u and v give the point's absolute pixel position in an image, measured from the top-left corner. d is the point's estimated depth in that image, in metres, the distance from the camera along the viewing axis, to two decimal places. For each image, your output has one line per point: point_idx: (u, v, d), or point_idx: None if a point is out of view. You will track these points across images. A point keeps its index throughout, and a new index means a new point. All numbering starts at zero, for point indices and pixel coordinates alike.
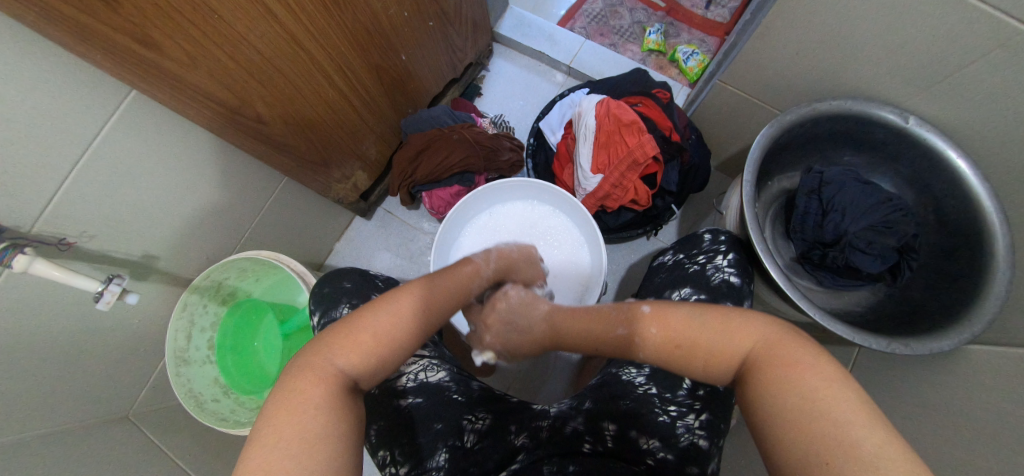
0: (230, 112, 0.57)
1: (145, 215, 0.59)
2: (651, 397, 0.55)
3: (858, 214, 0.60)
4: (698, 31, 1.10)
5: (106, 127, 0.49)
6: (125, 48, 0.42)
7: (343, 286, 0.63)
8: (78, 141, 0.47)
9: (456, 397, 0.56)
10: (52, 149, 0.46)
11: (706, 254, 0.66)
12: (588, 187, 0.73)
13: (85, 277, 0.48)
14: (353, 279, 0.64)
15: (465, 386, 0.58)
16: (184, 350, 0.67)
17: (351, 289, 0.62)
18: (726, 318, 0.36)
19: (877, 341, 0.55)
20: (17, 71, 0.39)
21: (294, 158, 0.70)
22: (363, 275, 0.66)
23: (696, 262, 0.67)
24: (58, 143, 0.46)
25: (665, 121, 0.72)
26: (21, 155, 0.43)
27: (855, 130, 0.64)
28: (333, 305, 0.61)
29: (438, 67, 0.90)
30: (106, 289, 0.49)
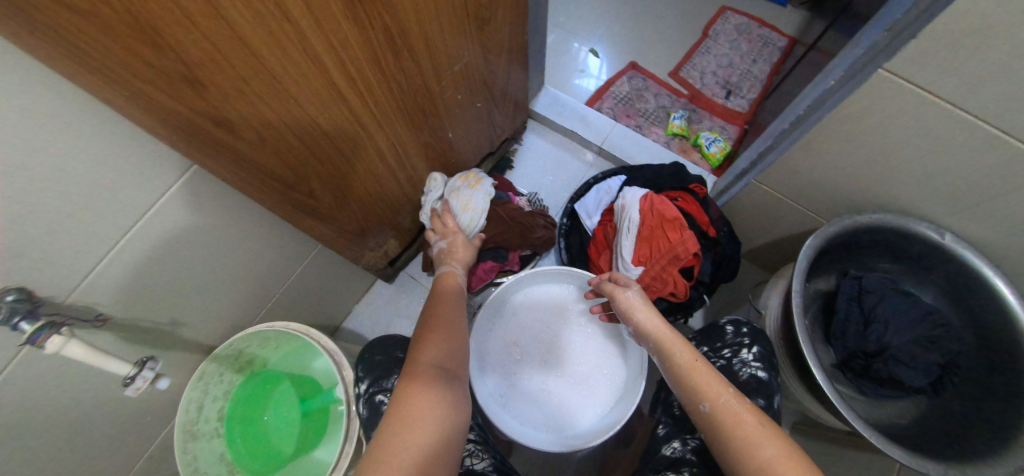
0: (286, 187, 0.57)
1: (183, 282, 0.57)
2: None
3: (901, 328, 0.60)
4: (719, 119, 1.17)
5: (161, 199, 0.48)
6: (200, 128, 0.42)
7: (398, 357, 0.68)
8: (138, 212, 0.47)
9: None
10: (110, 220, 0.44)
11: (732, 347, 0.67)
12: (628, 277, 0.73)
13: (120, 360, 0.45)
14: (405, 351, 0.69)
15: None
16: (195, 423, 0.63)
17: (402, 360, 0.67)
18: (799, 461, 0.38)
19: (935, 467, 0.53)
20: (98, 151, 0.39)
21: (335, 229, 0.69)
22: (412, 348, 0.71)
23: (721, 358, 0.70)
24: (119, 215, 0.45)
25: (703, 217, 0.76)
26: (78, 228, 0.42)
27: (891, 240, 0.66)
28: (383, 376, 0.66)
29: (478, 141, 0.93)
30: (138, 375, 0.46)
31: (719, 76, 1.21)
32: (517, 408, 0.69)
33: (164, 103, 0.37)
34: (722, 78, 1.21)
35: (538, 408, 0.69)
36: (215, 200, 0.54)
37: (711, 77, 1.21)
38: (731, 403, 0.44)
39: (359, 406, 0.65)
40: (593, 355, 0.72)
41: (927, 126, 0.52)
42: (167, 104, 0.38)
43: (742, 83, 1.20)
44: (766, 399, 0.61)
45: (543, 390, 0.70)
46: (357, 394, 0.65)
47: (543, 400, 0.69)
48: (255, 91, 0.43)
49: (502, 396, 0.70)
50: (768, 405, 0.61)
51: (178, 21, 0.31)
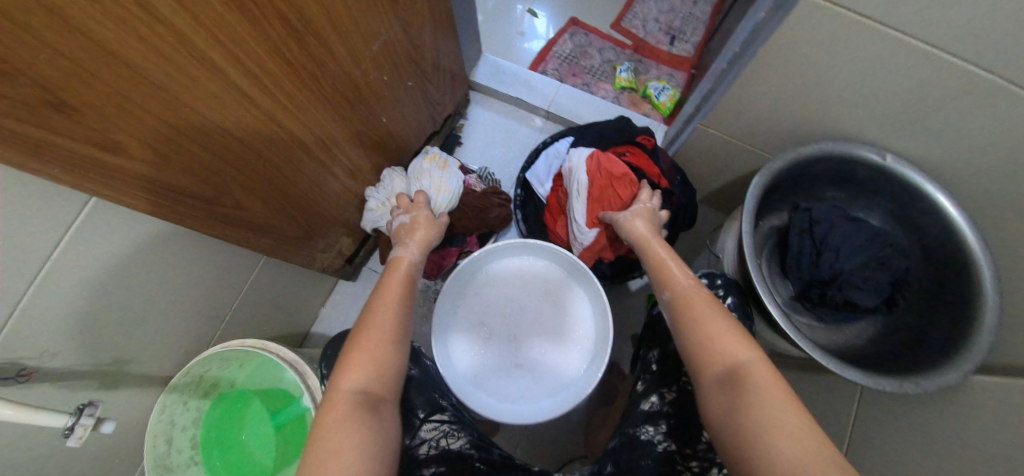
0: (209, 203, 0.53)
1: (117, 317, 0.54)
2: (673, 455, 0.55)
3: (851, 252, 0.61)
4: (666, 67, 1.14)
5: (65, 237, 0.44)
6: (92, 159, 0.38)
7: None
8: (38, 257, 0.42)
9: (478, 466, 0.54)
10: (9, 271, 0.40)
11: None
12: (585, 241, 0.73)
13: (53, 413, 0.41)
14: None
15: (487, 453, 0.56)
16: (166, 456, 0.62)
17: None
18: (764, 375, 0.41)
19: (889, 382, 0.55)
20: None
21: (277, 236, 0.66)
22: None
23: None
24: (16, 265, 0.40)
25: (653, 169, 0.74)
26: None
27: (836, 168, 0.66)
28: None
29: (418, 123, 0.89)
30: (77, 423, 0.44)
31: (662, 22, 1.18)
32: (493, 388, 0.69)
33: (55, 142, 0.34)
34: (664, 24, 1.17)
35: (514, 383, 0.69)
36: (131, 229, 0.50)
37: (654, 23, 1.18)
38: (691, 291, 0.50)
39: None
40: (561, 322, 0.71)
41: (858, 47, 0.51)
42: (50, 143, 0.34)
43: (686, 26, 1.17)
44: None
45: (515, 365, 0.70)
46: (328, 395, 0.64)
47: (518, 374, 0.70)
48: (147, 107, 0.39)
49: (476, 379, 0.69)
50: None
51: (32, 47, 0.28)
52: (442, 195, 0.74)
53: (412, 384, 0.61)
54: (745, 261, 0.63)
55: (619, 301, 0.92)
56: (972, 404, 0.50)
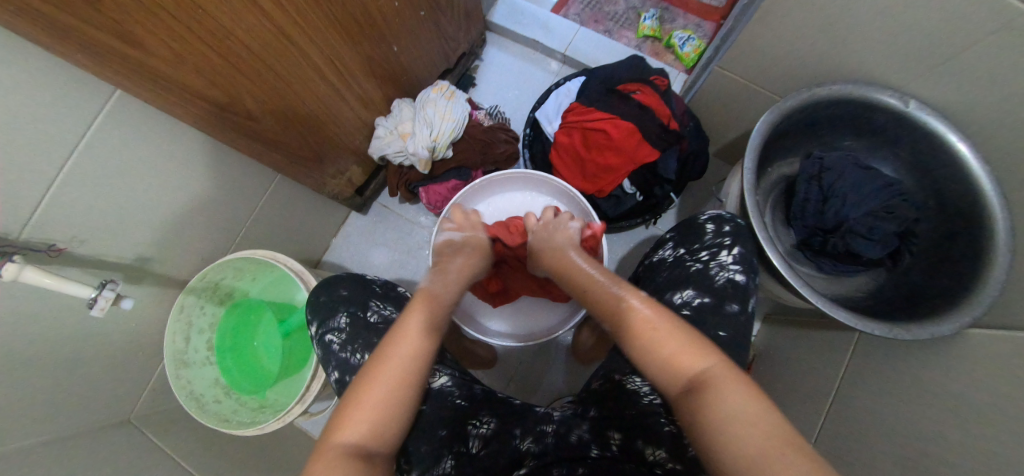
0: (220, 109, 0.55)
1: (141, 218, 0.57)
2: (657, 405, 0.51)
3: (860, 200, 0.59)
4: (693, 16, 1.11)
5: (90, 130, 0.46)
6: (120, 52, 0.40)
7: (341, 294, 0.69)
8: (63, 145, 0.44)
9: (460, 401, 0.54)
10: (41, 154, 0.43)
11: (709, 250, 0.57)
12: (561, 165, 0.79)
13: (78, 283, 0.45)
14: (350, 287, 0.70)
15: (468, 390, 0.56)
16: (184, 352, 0.67)
17: (347, 296, 0.68)
18: (759, 414, 0.32)
19: (879, 328, 0.53)
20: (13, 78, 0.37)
21: (287, 154, 0.69)
22: (358, 281, 0.71)
23: (697, 260, 0.57)
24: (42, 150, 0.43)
25: (664, 109, 0.72)
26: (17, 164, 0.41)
27: (855, 115, 0.63)
28: (329, 315, 0.67)
29: (431, 58, 0.88)
30: (99, 296, 0.47)
31: None
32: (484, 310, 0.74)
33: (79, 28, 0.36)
34: None
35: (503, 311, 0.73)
36: (149, 132, 0.52)
37: None
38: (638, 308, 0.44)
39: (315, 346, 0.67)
40: None
41: None
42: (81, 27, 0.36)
43: None
44: (739, 303, 0.53)
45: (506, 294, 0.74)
46: (314, 337, 0.68)
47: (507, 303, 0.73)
48: (175, 13, 0.41)
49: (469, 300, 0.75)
50: (743, 308, 0.53)
51: None
52: (447, 124, 0.75)
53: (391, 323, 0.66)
54: (744, 202, 0.62)
55: (621, 249, 0.93)
56: (956, 355, 0.50)
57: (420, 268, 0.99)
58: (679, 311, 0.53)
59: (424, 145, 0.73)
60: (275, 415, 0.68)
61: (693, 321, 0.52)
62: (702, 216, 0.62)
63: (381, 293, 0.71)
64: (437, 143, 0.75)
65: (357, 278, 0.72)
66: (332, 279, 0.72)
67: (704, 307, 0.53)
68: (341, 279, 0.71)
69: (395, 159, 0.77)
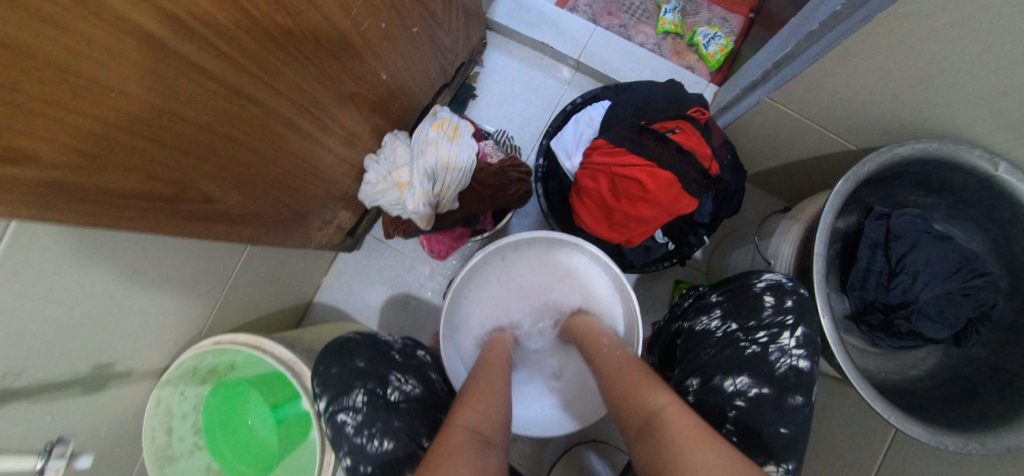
0: (171, 200, 0.42)
1: (95, 325, 0.47)
2: None
3: (931, 279, 0.52)
4: (719, 8, 0.97)
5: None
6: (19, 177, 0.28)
7: (357, 366, 0.58)
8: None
9: None
10: None
11: (769, 330, 0.54)
12: (585, 209, 0.69)
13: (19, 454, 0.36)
14: (366, 357, 0.59)
15: None
16: (167, 446, 0.60)
17: (365, 370, 0.58)
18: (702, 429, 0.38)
19: (953, 441, 0.46)
20: None
21: (264, 223, 0.57)
22: (374, 348, 0.60)
23: (754, 341, 0.54)
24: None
25: (705, 151, 0.63)
26: None
27: (929, 172, 0.55)
28: (342, 392, 0.56)
29: (426, 75, 0.75)
30: (47, 465, 0.39)
31: None
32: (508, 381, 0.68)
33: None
34: None
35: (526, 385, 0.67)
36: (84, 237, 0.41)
37: None
38: (615, 354, 0.54)
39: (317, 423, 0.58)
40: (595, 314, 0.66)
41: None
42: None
43: None
44: (803, 394, 0.52)
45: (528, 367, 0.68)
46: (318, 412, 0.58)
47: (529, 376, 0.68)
48: (68, 107, 0.27)
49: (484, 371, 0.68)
50: (805, 399, 0.52)
51: None
52: (452, 175, 0.63)
53: (416, 403, 0.57)
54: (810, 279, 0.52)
55: (642, 287, 0.86)
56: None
57: (423, 308, 0.91)
58: (733, 401, 0.52)
59: (423, 202, 0.62)
60: None
61: (748, 413, 0.51)
62: (756, 283, 0.57)
63: (402, 362, 0.60)
64: (440, 198, 0.64)
65: (374, 343, 0.61)
66: (344, 343, 0.60)
67: (762, 399, 0.52)
68: (354, 345, 0.60)
69: (391, 211, 0.66)
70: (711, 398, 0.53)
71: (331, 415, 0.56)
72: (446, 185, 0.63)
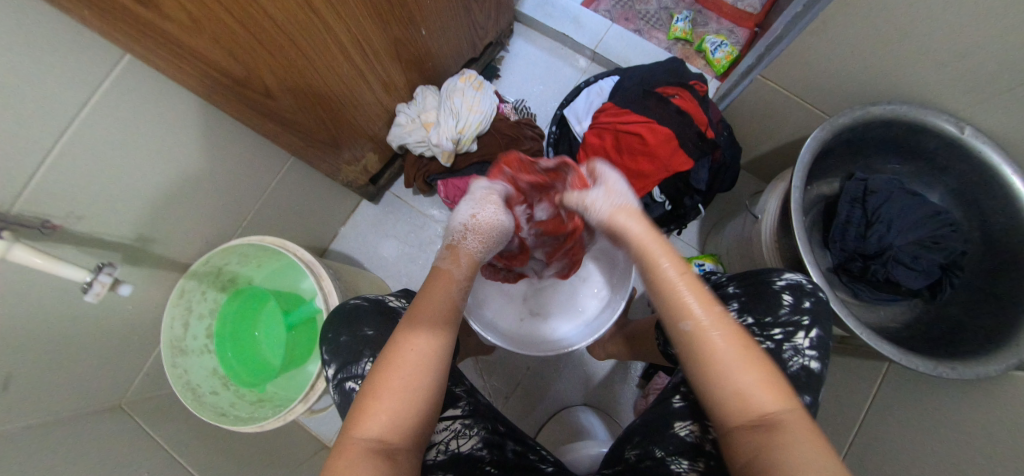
0: (238, 84, 0.50)
1: (148, 197, 0.54)
2: None
3: (904, 227, 0.56)
4: (727, 21, 1.09)
5: (90, 101, 0.42)
6: (121, 7, 0.35)
7: (365, 334, 0.51)
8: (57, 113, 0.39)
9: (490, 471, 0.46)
10: (39, 125, 0.39)
11: (783, 329, 0.46)
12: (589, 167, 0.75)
13: (73, 265, 0.41)
14: (376, 325, 0.51)
15: (500, 452, 0.48)
16: (182, 339, 0.63)
17: (374, 337, 0.50)
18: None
19: (923, 364, 0.49)
20: (14, 37, 0.33)
21: (303, 137, 0.65)
22: (385, 313, 0.53)
23: (768, 337, 0.46)
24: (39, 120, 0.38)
25: (701, 116, 0.69)
26: (18, 135, 0.38)
27: (902, 136, 0.60)
28: (352, 357, 0.49)
29: (458, 45, 0.84)
30: (95, 280, 0.43)
31: None
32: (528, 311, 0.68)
33: None
34: None
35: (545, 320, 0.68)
36: (159, 106, 0.48)
37: None
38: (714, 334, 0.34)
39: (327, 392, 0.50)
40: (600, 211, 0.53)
41: None
42: None
43: None
44: (812, 395, 0.44)
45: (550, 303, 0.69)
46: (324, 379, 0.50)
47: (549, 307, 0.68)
48: None
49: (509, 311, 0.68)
50: (814, 401, 0.44)
51: None
52: (474, 116, 0.71)
53: None
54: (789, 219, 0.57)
55: None
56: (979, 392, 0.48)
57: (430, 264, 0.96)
58: None
59: (448, 137, 0.70)
60: (275, 413, 0.64)
61: None
62: (776, 279, 0.50)
63: None
64: (462, 136, 0.71)
65: (382, 311, 0.54)
66: (354, 309, 0.54)
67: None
68: (365, 310, 0.53)
69: (416, 149, 0.73)
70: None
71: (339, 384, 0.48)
72: (468, 127, 0.71)
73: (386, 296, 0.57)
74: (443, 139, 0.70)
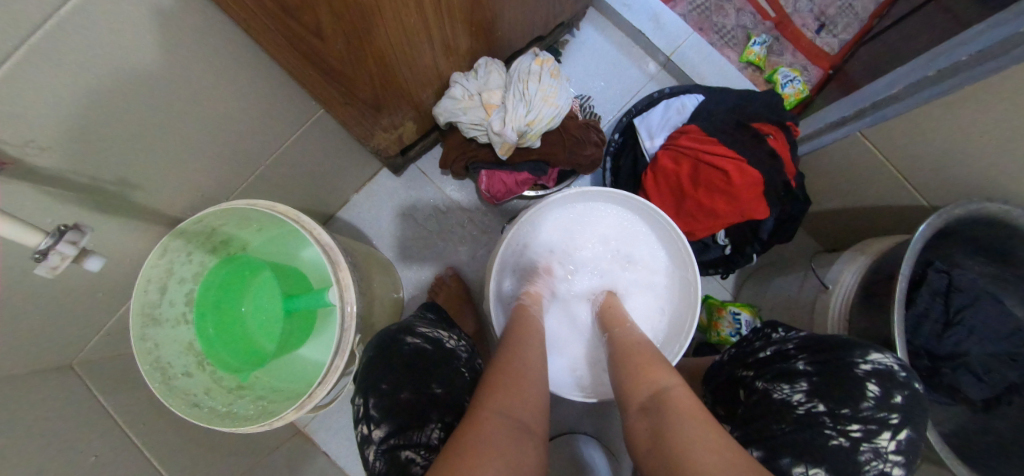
0: (288, 15, 0.37)
1: (143, 137, 0.42)
2: None
3: (985, 336, 0.55)
4: (802, 56, 1.01)
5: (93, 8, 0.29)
6: None
7: (432, 393, 0.47)
8: (39, 12, 0.27)
9: None
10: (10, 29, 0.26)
11: (864, 425, 0.42)
12: (655, 192, 0.67)
13: (21, 225, 0.28)
14: (444, 382, 0.48)
15: None
16: (155, 307, 0.53)
17: (443, 398, 0.47)
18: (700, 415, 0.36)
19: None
20: None
21: (344, 91, 0.53)
22: (447, 367, 0.50)
23: (843, 432, 0.42)
24: (13, 18, 0.26)
25: (790, 164, 0.63)
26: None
27: (1001, 238, 0.55)
28: (414, 423, 0.44)
29: (532, 19, 0.72)
30: (51, 250, 0.31)
31: (816, 3, 1.01)
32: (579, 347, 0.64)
33: None
34: (818, 6, 1.01)
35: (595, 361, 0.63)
36: (181, 25, 0.36)
37: (807, 1, 1.01)
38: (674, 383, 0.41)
39: (365, 455, 0.45)
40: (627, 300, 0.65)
41: None
42: None
43: (841, 17, 1.00)
44: None
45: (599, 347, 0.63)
46: (365, 439, 0.45)
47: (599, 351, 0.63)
48: None
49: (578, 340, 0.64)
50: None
51: None
52: (548, 109, 0.61)
53: None
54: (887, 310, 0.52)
55: None
56: None
57: (447, 254, 0.87)
58: None
59: (514, 127, 0.59)
60: (258, 409, 0.55)
61: None
62: (859, 362, 0.46)
63: (471, 384, 0.51)
64: (529, 129, 0.61)
65: (442, 356, 0.51)
66: (416, 354, 0.50)
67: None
68: (428, 362, 0.49)
69: (469, 132, 0.63)
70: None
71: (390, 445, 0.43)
72: (538, 121, 0.61)
73: (443, 336, 0.55)
74: (508, 129, 0.59)
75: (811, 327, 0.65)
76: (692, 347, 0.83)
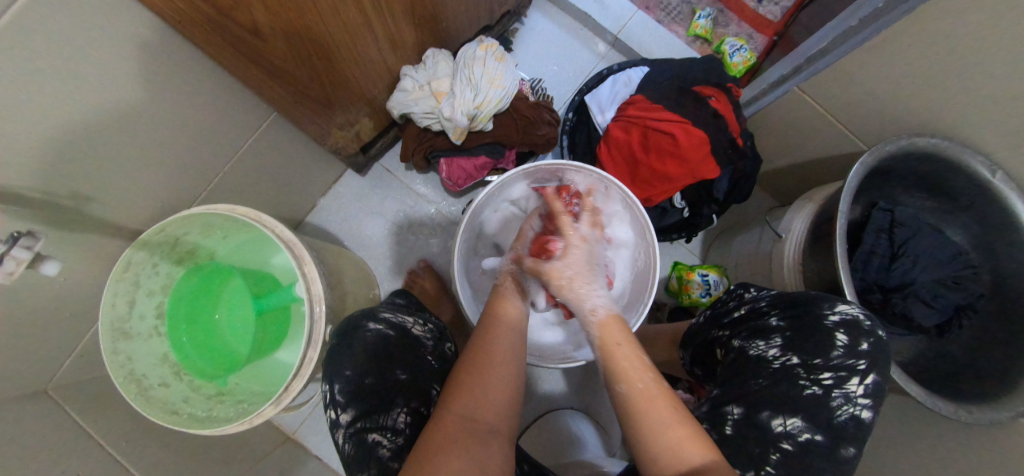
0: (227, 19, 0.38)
1: (95, 153, 0.43)
2: None
3: (929, 264, 0.58)
4: (747, 26, 1.05)
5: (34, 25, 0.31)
6: None
7: (398, 377, 0.49)
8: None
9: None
10: None
11: (835, 373, 0.43)
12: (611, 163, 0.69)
13: None
14: (409, 366, 0.50)
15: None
16: (126, 321, 0.53)
17: (407, 381, 0.49)
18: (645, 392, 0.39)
19: (944, 405, 0.49)
20: None
21: (294, 91, 0.54)
22: (412, 352, 0.52)
23: (816, 382, 0.44)
24: None
25: (734, 123, 0.65)
26: None
27: (934, 172, 0.59)
28: (380, 406, 0.46)
29: (478, 8, 0.74)
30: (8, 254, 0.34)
31: None
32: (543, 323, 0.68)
33: None
34: None
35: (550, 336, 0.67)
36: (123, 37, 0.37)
37: None
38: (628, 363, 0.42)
39: (333, 436, 0.47)
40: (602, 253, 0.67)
41: None
42: None
43: None
44: (857, 445, 0.43)
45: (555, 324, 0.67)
46: (332, 421, 0.47)
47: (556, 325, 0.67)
48: None
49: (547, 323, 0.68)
50: (857, 451, 0.43)
51: None
52: (495, 91, 0.63)
53: None
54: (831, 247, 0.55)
55: None
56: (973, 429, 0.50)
57: (419, 248, 0.88)
58: (778, 443, 0.42)
59: (463, 111, 0.62)
60: (239, 411, 0.56)
61: (796, 461, 0.41)
62: (827, 314, 0.46)
63: (438, 366, 0.53)
64: (479, 112, 0.63)
65: (408, 340, 0.52)
66: (380, 341, 0.50)
67: (811, 446, 0.42)
68: (393, 347, 0.51)
69: (422, 121, 0.64)
70: (753, 433, 0.43)
71: (353, 425, 0.46)
72: (488, 103, 0.63)
73: (408, 320, 0.54)
74: (459, 113, 0.62)
75: (770, 276, 0.67)
76: (666, 313, 0.86)
